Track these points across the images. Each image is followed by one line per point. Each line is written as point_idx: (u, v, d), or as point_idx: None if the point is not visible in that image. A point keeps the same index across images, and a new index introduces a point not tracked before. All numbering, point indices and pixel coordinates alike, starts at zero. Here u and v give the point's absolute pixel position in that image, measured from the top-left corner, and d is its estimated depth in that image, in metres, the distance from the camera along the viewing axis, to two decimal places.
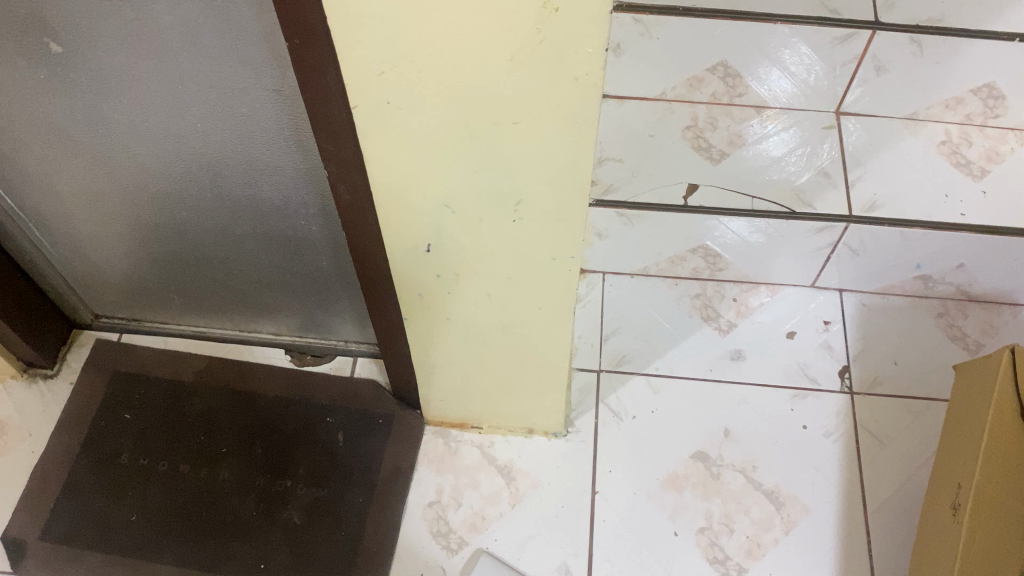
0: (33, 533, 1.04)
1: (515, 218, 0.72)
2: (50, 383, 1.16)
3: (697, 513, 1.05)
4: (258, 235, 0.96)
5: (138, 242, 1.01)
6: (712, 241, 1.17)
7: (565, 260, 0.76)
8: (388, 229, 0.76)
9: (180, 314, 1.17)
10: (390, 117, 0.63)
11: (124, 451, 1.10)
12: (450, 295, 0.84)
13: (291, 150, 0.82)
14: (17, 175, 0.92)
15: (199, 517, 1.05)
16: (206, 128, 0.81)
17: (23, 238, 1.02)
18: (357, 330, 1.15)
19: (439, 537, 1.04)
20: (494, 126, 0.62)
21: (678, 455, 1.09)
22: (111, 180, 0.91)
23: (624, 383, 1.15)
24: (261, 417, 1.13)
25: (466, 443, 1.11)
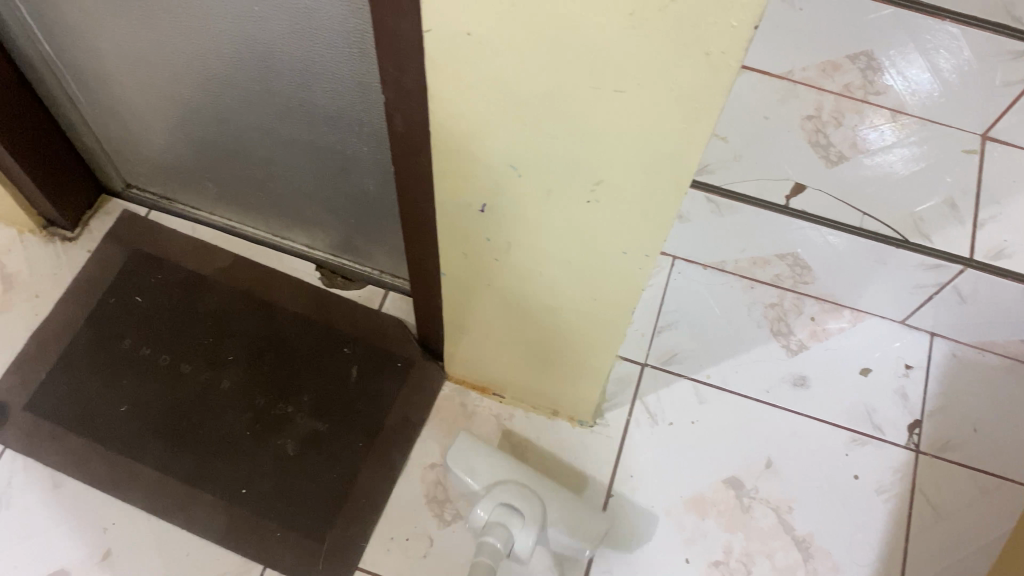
0: (19, 400, 0.99)
1: (589, 199, 0.60)
2: (67, 246, 1.09)
3: (715, 544, 0.95)
4: (304, 142, 0.86)
5: (178, 121, 0.92)
6: (804, 249, 1.04)
7: (638, 258, 0.64)
8: (441, 176, 0.65)
9: (214, 204, 1.09)
10: (467, 50, 0.51)
11: (127, 336, 1.03)
12: (498, 261, 0.73)
13: (353, 59, 0.71)
14: (57, 22, 0.82)
15: (189, 424, 0.99)
16: (263, 14, 0.70)
17: (60, 91, 0.94)
18: (394, 264, 1.06)
19: (433, 504, 0.96)
20: (591, 90, 0.50)
21: (710, 477, 0.99)
22: (156, 50, 0.81)
23: (668, 384, 1.04)
24: (276, 331, 1.05)
25: (484, 410, 1.02)
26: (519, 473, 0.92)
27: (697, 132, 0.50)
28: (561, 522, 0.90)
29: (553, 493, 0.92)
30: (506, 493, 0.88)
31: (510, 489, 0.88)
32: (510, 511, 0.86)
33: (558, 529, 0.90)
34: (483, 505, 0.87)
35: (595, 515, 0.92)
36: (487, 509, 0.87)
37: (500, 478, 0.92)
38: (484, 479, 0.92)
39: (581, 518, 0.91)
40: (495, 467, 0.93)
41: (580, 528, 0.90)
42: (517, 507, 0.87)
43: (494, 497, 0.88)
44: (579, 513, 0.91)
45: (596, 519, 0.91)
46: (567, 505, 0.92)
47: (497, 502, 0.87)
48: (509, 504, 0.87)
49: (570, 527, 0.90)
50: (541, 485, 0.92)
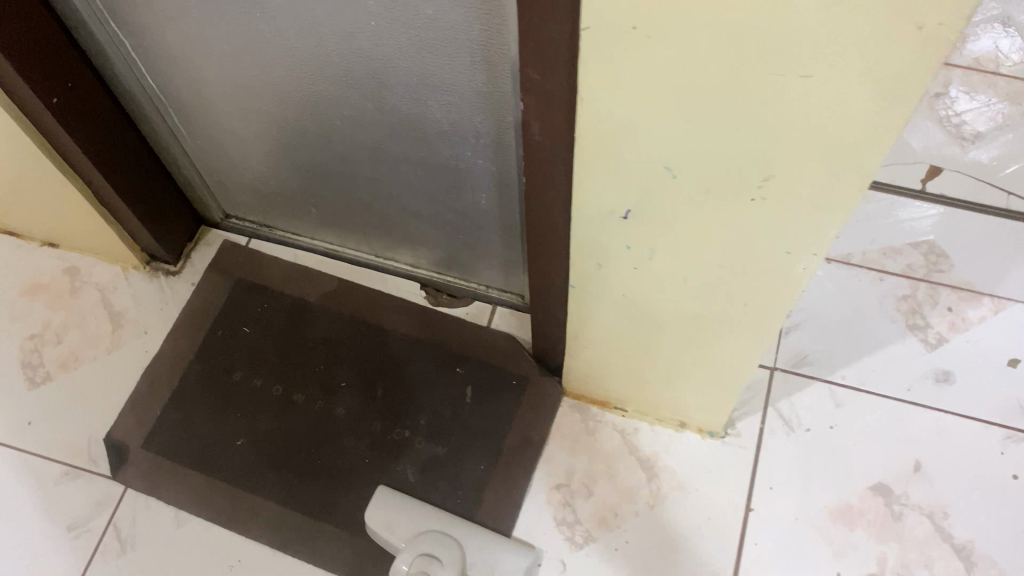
0: (135, 440, 0.98)
1: (755, 197, 0.55)
2: (171, 280, 1.09)
3: (868, 556, 0.89)
4: (415, 159, 0.83)
5: (281, 146, 0.90)
6: (946, 236, 1.06)
7: (803, 257, 0.60)
8: (582, 184, 0.61)
9: (315, 228, 1.06)
10: (630, 44, 0.47)
11: (238, 367, 1.02)
12: (636, 270, 0.68)
13: (474, 66, 0.68)
14: (161, 55, 0.81)
15: (308, 455, 0.96)
16: (380, 27, 0.67)
17: (162, 123, 0.93)
18: (502, 278, 1.02)
19: (563, 528, 0.92)
20: (774, 77, 0.46)
21: (856, 484, 0.93)
22: (262, 76, 0.79)
23: (801, 387, 0.98)
24: (386, 354, 1.02)
25: (606, 425, 0.97)
26: (437, 523, 0.89)
27: (894, 116, 0.46)
28: (485, 561, 0.87)
29: (474, 536, 0.88)
30: (424, 543, 0.84)
31: (429, 539, 0.85)
32: (431, 559, 0.82)
33: (481, 568, 0.86)
34: (403, 558, 0.82)
35: (515, 550, 0.88)
36: (407, 561, 0.82)
37: (420, 528, 0.88)
38: (403, 532, 0.88)
39: (505, 553, 0.87)
40: (413, 519, 0.89)
41: (502, 565, 0.87)
42: (436, 554, 0.83)
43: (412, 548, 0.84)
44: (503, 549, 0.88)
45: (518, 553, 0.88)
46: (486, 545, 0.88)
47: (415, 554, 0.83)
48: (432, 553, 0.83)
49: (494, 564, 0.86)
50: (460, 530, 0.88)
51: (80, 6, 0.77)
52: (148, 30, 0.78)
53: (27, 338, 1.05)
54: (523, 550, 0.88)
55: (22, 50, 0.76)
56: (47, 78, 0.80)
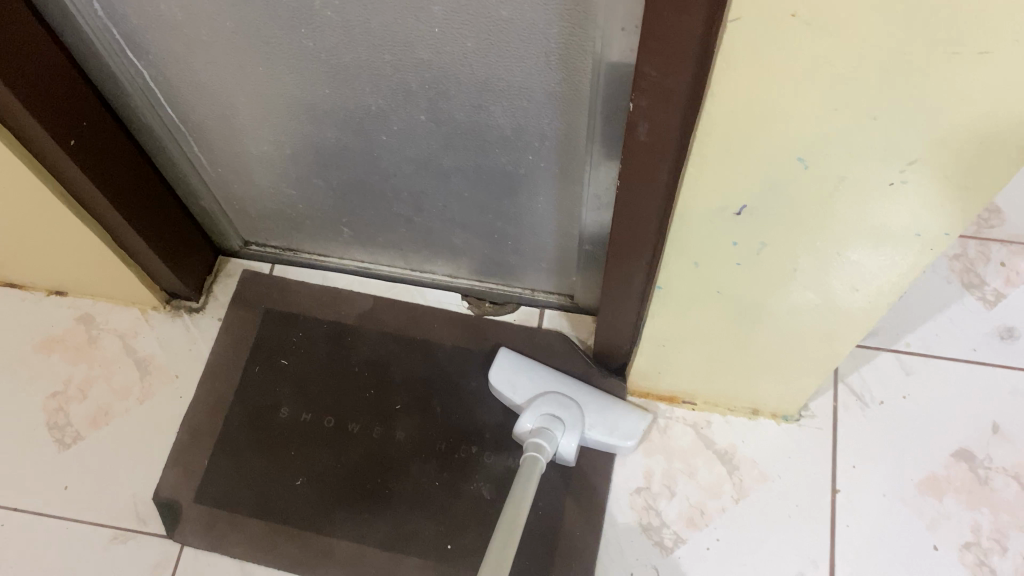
0: (185, 493, 0.92)
1: (896, 181, 0.52)
2: (196, 318, 1.03)
3: (962, 524, 0.87)
4: (469, 167, 0.79)
5: (316, 165, 0.84)
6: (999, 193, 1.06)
7: (934, 238, 0.57)
8: (692, 186, 0.56)
9: (346, 247, 1.01)
10: (784, 39, 0.43)
11: (283, 403, 0.96)
12: (739, 267, 0.65)
13: (548, 67, 0.63)
14: (184, 83, 0.75)
15: (374, 487, 0.92)
16: (444, 36, 0.62)
17: (179, 153, 0.87)
18: (550, 279, 0.98)
19: (651, 532, 0.89)
20: (946, 57, 0.42)
21: (938, 452, 0.91)
22: (301, 95, 0.73)
23: (869, 359, 0.96)
24: (439, 371, 0.98)
25: (677, 421, 0.94)
26: (557, 383, 0.90)
27: None
28: (603, 422, 0.89)
29: (593, 396, 0.90)
30: (546, 404, 0.87)
31: (550, 398, 0.87)
32: (554, 418, 0.85)
33: (599, 430, 0.88)
34: (528, 416, 0.85)
35: (631, 413, 0.90)
36: (530, 420, 0.85)
37: (540, 390, 0.90)
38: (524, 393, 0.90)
39: (621, 417, 0.89)
40: (534, 381, 0.91)
41: (619, 427, 0.89)
42: (559, 414, 0.86)
43: (536, 406, 0.86)
44: (620, 411, 0.90)
45: (634, 416, 0.89)
46: (602, 406, 0.90)
47: (539, 412, 0.86)
48: (552, 413, 0.86)
49: (611, 427, 0.88)
50: (578, 389, 0.90)
51: (94, 39, 0.70)
52: (171, 58, 0.71)
53: (49, 397, 0.99)
54: (638, 414, 0.90)
55: (34, 92, 0.69)
56: (63, 120, 0.73)
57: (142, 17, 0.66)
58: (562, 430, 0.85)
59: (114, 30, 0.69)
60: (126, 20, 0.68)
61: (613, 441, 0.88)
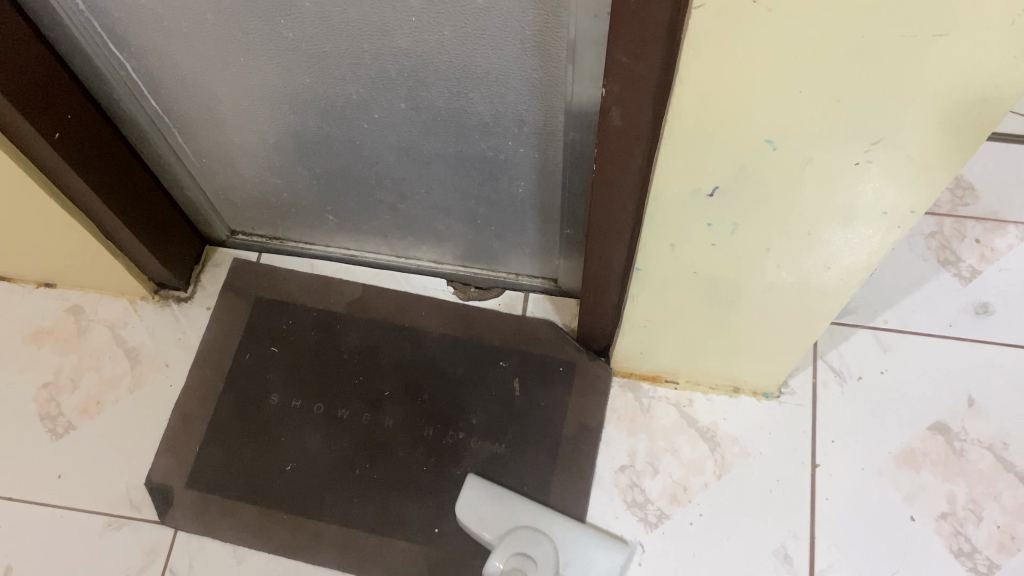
0: (177, 479, 0.94)
1: (860, 161, 0.53)
2: (184, 307, 1.04)
3: (938, 495, 0.89)
4: (450, 154, 0.80)
5: (300, 154, 0.85)
6: (974, 170, 1.07)
7: (901, 216, 0.58)
8: (666, 169, 0.58)
9: (331, 235, 1.02)
10: (747, 24, 0.44)
11: (273, 390, 0.98)
12: (714, 248, 0.66)
13: (524, 53, 0.64)
14: (166, 74, 0.76)
15: (364, 471, 0.93)
16: (421, 25, 0.63)
17: (164, 144, 0.88)
18: (534, 264, 0.99)
19: (635, 509, 0.91)
20: (903, 40, 0.43)
21: (915, 426, 0.93)
22: (282, 84, 0.74)
23: (847, 336, 0.98)
24: (426, 356, 0.99)
25: (660, 400, 0.96)
26: (529, 519, 0.87)
27: None
28: (577, 560, 0.85)
29: (566, 533, 0.86)
30: (517, 541, 0.82)
31: (522, 536, 0.83)
32: (525, 559, 0.81)
33: (573, 568, 0.85)
34: (497, 556, 0.81)
35: (607, 548, 0.86)
36: (501, 558, 0.81)
37: (511, 525, 0.86)
38: (494, 529, 0.86)
39: (597, 553, 0.86)
40: (505, 514, 0.87)
41: (594, 567, 0.85)
42: (531, 553, 0.82)
43: (506, 545, 0.82)
44: (595, 547, 0.86)
45: (611, 550, 0.86)
46: (577, 542, 0.86)
47: (510, 552, 0.82)
48: (523, 552, 0.82)
49: (586, 565, 0.85)
50: (551, 524, 0.87)
51: (76, 32, 0.71)
52: (153, 49, 0.72)
53: (40, 388, 1.00)
54: (615, 546, 0.86)
55: (17, 85, 0.70)
56: (47, 113, 0.74)
57: (122, 9, 0.67)
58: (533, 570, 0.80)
59: (96, 22, 0.70)
60: (107, 13, 0.68)
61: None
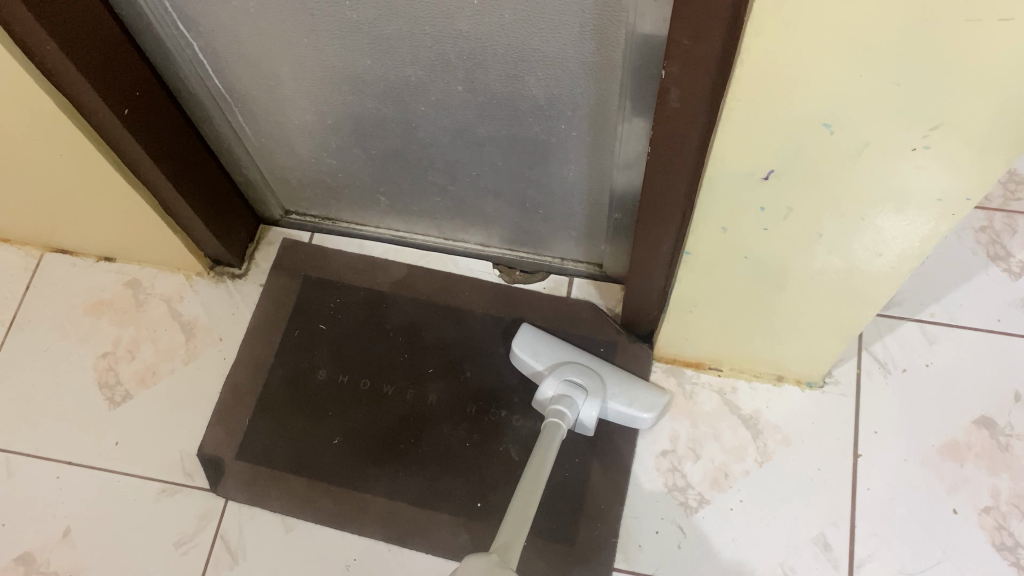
0: (228, 450, 0.97)
1: (917, 146, 0.54)
2: (238, 283, 1.07)
3: (981, 489, 0.89)
4: (503, 137, 0.81)
5: (356, 135, 0.87)
6: None
7: (955, 203, 0.59)
8: (721, 153, 0.59)
9: (382, 216, 1.04)
10: (812, 5, 0.44)
11: (321, 366, 1.00)
12: (766, 232, 0.67)
13: (582, 37, 0.65)
14: (231, 54, 0.78)
15: (408, 446, 0.95)
16: (482, 8, 0.65)
17: (224, 123, 0.90)
18: (580, 248, 1.01)
19: (675, 493, 0.92)
20: (969, 24, 0.44)
21: (959, 419, 0.93)
22: (342, 64, 0.76)
23: (893, 328, 0.98)
24: (471, 336, 1.01)
25: (703, 386, 0.97)
26: (578, 355, 0.92)
27: None
28: (625, 394, 0.90)
29: (615, 370, 0.91)
30: (567, 371, 0.88)
31: (573, 368, 0.89)
32: (575, 387, 0.87)
33: (621, 400, 0.89)
34: (549, 384, 0.87)
35: (652, 390, 0.90)
36: (552, 388, 0.87)
37: (563, 359, 0.92)
38: (546, 361, 0.92)
39: (643, 391, 0.90)
40: (556, 353, 0.92)
41: (639, 401, 0.89)
42: (580, 383, 0.87)
43: (558, 374, 0.88)
44: (641, 386, 0.91)
45: (655, 392, 0.90)
46: (624, 379, 0.91)
47: (560, 380, 0.88)
48: (574, 380, 0.88)
49: (632, 399, 0.89)
50: (599, 363, 0.91)
51: (147, 11, 0.74)
52: (220, 29, 0.74)
53: (99, 357, 1.03)
54: (656, 391, 0.90)
55: (89, 60, 0.72)
56: (116, 89, 0.77)
57: None
58: (582, 397, 0.86)
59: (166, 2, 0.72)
60: None
61: (633, 413, 0.89)
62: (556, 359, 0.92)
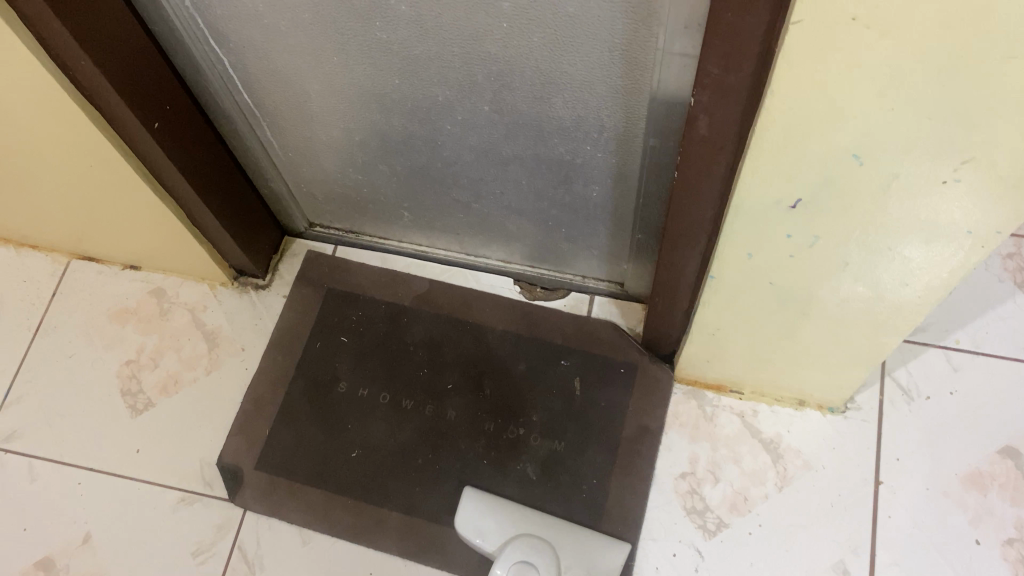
0: (248, 461, 0.97)
1: (947, 179, 0.53)
2: (261, 294, 1.08)
3: (1006, 520, 0.88)
4: (528, 157, 0.82)
5: (381, 151, 0.88)
6: None
7: (985, 236, 0.58)
8: (748, 181, 0.58)
9: (405, 230, 1.05)
10: (844, 37, 0.44)
11: (341, 378, 1.01)
12: (791, 259, 0.66)
13: (611, 61, 0.66)
14: (261, 70, 0.79)
15: (426, 461, 0.95)
16: (511, 31, 0.65)
17: (252, 136, 0.91)
18: (602, 267, 1.00)
19: (694, 516, 0.91)
20: (1005, 62, 0.44)
21: (983, 449, 0.92)
22: (370, 82, 0.76)
23: (917, 354, 0.97)
24: (490, 352, 1.01)
25: (724, 409, 0.96)
26: (530, 526, 0.88)
27: None
28: (581, 561, 0.86)
29: (568, 536, 0.87)
30: (518, 548, 0.84)
31: (523, 546, 0.84)
32: (528, 564, 0.82)
33: (578, 569, 0.86)
34: (501, 564, 0.82)
35: (609, 550, 0.87)
36: (504, 567, 0.82)
37: (514, 531, 0.88)
38: (496, 537, 0.87)
39: (600, 552, 0.87)
40: (504, 529, 0.88)
41: (597, 567, 0.86)
42: (533, 559, 0.83)
43: (509, 552, 0.83)
44: (599, 548, 0.87)
45: (612, 552, 0.87)
46: (579, 543, 0.88)
47: (512, 560, 0.83)
48: (526, 558, 0.83)
49: (590, 565, 0.86)
50: (552, 532, 0.88)
51: (180, 27, 0.75)
52: (250, 46, 0.75)
53: (123, 365, 1.04)
54: (616, 547, 0.87)
55: (120, 73, 0.73)
56: (146, 103, 0.78)
57: (226, 7, 0.70)
58: (537, 574, 0.81)
59: (198, 18, 0.73)
60: (211, 10, 0.71)
61: None
62: (506, 533, 0.88)
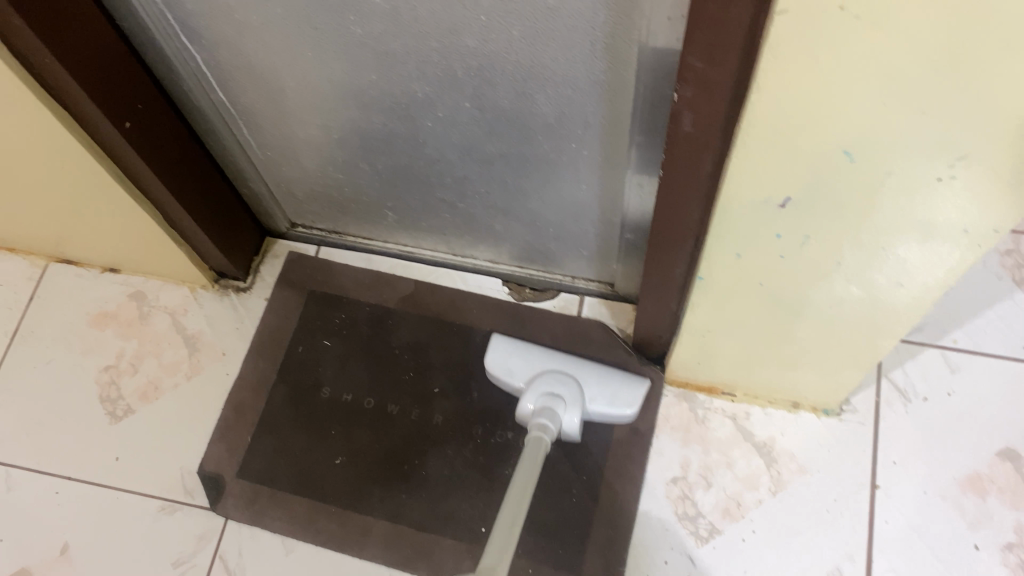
0: (229, 468, 0.95)
1: (943, 177, 0.51)
2: (243, 297, 1.05)
3: (1006, 525, 0.86)
4: (511, 155, 0.79)
5: (362, 150, 0.85)
6: None
7: (982, 234, 0.56)
8: (734, 180, 0.56)
9: (389, 230, 1.03)
10: (832, 30, 0.42)
11: (325, 383, 0.98)
12: (782, 259, 0.64)
13: (593, 56, 0.63)
14: (235, 67, 0.76)
15: (411, 467, 0.93)
16: (489, 24, 0.63)
17: (229, 135, 0.88)
18: (590, 267, 0.98)
19: (686, 522, 0.89)
20: (1001, 55, 0.41)
21: (982, 451, 0.90)
22: (346, 79, 0.74)
23: (913, 354, 0.95)
24: (477, 355, 0.99)
25: (716, 412, 0.94)
26: (555, 360, 0.87)
27: None
28: (605, 393, 0.85)
29: (594, 369, 0.86)
30: (545, 382, 0.83)
31: (550, 378, 0.84)
32: (555, 397, 0.81)
33: (601, 400, 0.84)
34: (529, 397, 0.82)
35: (633, 382, 0.86)
36: (531, 401, 0.82)
37: (541, 367, 0.86)
38: (522, 373, 0.86)
39: (621, 386, 0.85)
40: (532, 361, 0.87)
41: (621, 397, 0.85)
42: (559, 392, 0.82)
43: (535, 386, 0.83)
44: (621, 382, 0.86)
45: (633, 385, 0.85)
46: (601, 378, 0.86)
47: (539, 392, 0.82)
48: (552, 391, 0.82)
49: (612, 397, 0.84)
50: (576, 365, 0.86)
51: (150, 24, 0.72)
52: (223, 42, 0.73)
53: (102, 370, 1.02)
54: (637, 382, 0.86)
55: (88, 73, 0.71)
56: (117, 102, 0.75)
57: (195, 2, 0.68)
58: (563, 406, 0.81)
59: (168, 14, 0.71)
60: (180, 5, 0.69)
61: (615, 411, 0.84)
62: (533, 368, 0.87)
